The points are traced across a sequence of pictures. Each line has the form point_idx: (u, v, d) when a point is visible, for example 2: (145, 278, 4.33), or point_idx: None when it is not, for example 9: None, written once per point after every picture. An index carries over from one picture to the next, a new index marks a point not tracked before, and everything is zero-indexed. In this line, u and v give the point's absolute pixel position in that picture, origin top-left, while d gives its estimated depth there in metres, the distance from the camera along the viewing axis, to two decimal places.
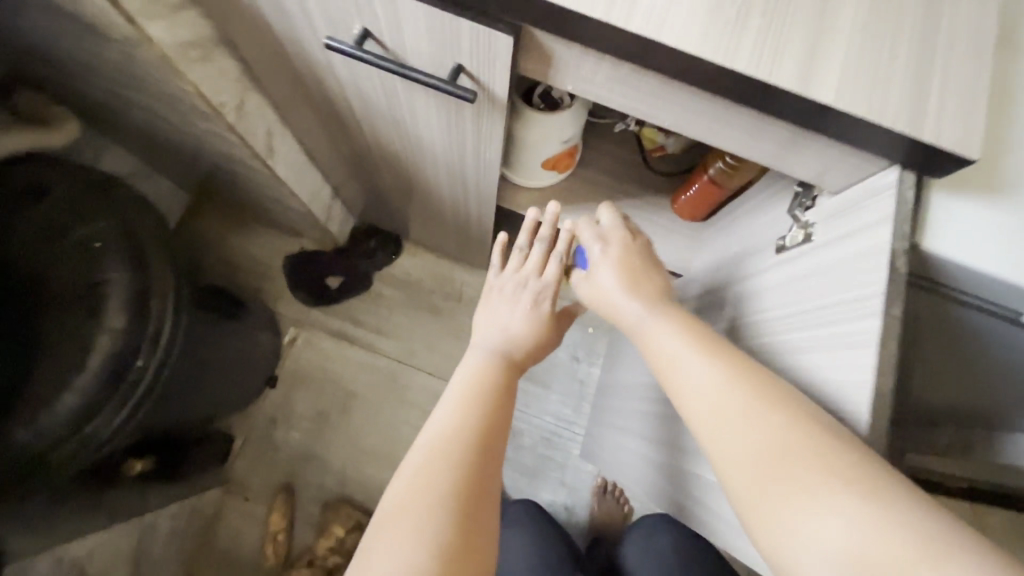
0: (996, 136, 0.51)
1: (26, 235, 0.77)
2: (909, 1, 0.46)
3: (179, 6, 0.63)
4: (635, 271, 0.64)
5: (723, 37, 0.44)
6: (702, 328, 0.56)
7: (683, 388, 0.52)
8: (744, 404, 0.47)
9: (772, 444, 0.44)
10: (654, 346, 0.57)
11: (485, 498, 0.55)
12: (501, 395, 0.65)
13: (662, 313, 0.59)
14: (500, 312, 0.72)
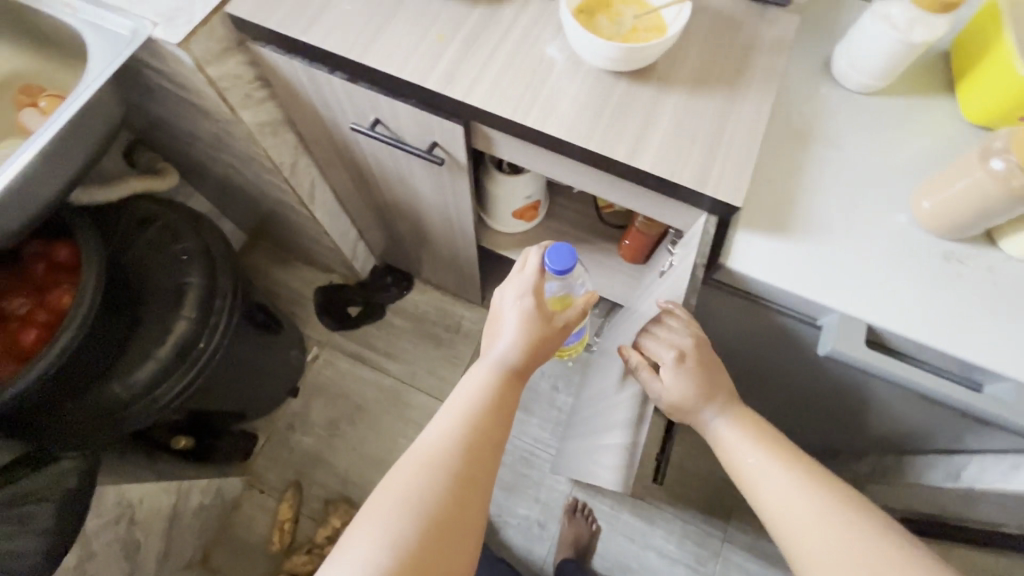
0: (781, 198, 0.76)
1: (134, 251, 1.07)
2: (707, 109, 0.73)
3: (262, 101, 0.96)
4: (707, 374, 0.75)
5: (584, 130, 0.71)
6: (770, 438, 0.72)
7: (760, 482, 0.69)
8: (813, 500, 0.64)
9: (838, 530, 0.60)
10: (732, 447, 0.73)
11: (472, 496, 0.66)
12: (502, 407, 0.72)
13: (732, 411, 0.75)
14: (499, 327, 0.77)
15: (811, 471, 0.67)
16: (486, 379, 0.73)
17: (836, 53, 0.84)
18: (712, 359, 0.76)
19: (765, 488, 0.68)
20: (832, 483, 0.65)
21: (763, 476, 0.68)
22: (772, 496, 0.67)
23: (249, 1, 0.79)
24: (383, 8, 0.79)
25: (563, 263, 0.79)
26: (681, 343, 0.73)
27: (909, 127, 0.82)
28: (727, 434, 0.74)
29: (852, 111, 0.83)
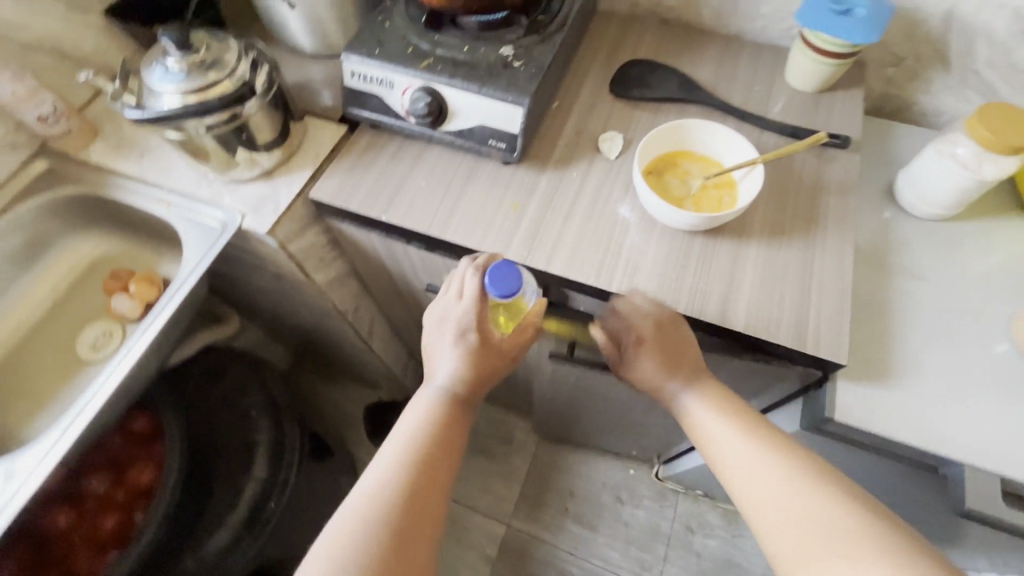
0: (875, 341, 0.75)
1: (204, 409, 1.08)
2: (789, 261, 0.73)
3: (332, 261, 0.99)
4: (667, 345, 0.69)
5: (670, 290, 0.71)
6: (732, 407, 0.68)
7: (725, 460, 0.64)
8: (774, 475, 0.60)
9: (809, 514, 0.56)
10: (700, 422, 0.69)
11: (415, 549, 0.58)
12: (447, 440, 0.67)
13: (698, 385, 0.70)
14: (438, 356, 0.71)
15: (775, 447, 0.63)
16: (424, 412, 0.67)
17: (900, 183, 0.86)
18: (675, 326, 0.68)
19: (725, 461, 0.64)
20: (793, 458, 0.61)
21: (731, 452, 0.64)
22: (737, 470, 0.63)
23: (329, 184, 0.84)
24: (457, 180, 0.83)
25: (508, 287, 0.66)
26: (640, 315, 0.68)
27: (989, 251, 0.82)
28: (697, 407, 0.69)
29: (925, 237, 0.84)
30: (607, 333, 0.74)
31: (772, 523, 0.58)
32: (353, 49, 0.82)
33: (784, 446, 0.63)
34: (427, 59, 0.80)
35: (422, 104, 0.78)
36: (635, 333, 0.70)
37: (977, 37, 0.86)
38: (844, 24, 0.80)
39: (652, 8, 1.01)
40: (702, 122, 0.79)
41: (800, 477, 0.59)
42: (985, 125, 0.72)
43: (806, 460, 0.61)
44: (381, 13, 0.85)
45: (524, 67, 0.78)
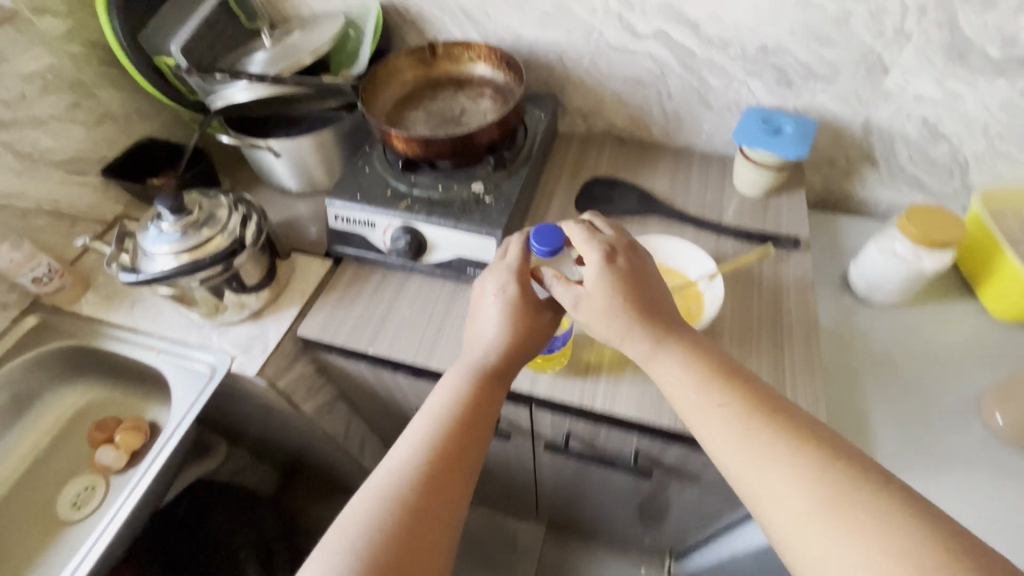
0: (856, 435, 0.77)
1: (189, 554, 1.04)
2: (762, 365, 0.76)
3: (320, 388, 1.00)
4: (626, 291, 0.66)
5: (650, 403, 0.74)
6: (718, 366, 0.63)
7: (708, 424, 0.59)
8: (762, 448, 0.55)
9: (801, 485, 0.52)
10: (680, 389, 0.63)
11: (435, 526, 0.57)
12: (480, 414, 0.65)
13: (675, 344, 0.65)
14: (480, 318, 0.71)
15: (760, 417, 0.58)
16: (460, 385, 0.66)
17: (851, 275, 0.92)
18: (638, 270, 0.69)
19: (707, 432, 0.59)
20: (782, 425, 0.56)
21: (718, 414, 0.59)
22: (721, 442, 0.58)
23: (317, 319, 0.87)
24: (439, 306, 0.87)
25: (553, 243, 0.70)
26: (596, 259, 0.68)
27: (947, 333, 0.87)
28: (675, 374, 0.63)
29: (884, 323, 0.89)
30: (563, 279, 0.68)
31: (761, 496, 0.54)
32: (336, 195, 0.88)
33: (774, 411, 0.58)
34: (405, 200, 0.87)
35: (403, 241, 0.84)
36: (594, 276, 0.67)
37: (895, 141, 0.97)
38: (772, 141, 0.90)
39: (606, 129, 1.12)
40: (663, 239, 0.86)
41: (788, 450, 0.54)
42: (913, 227, 0.81)
43: (804, 431, 0.56)
44: (360, 159, 0.93)
45: (494, 201, 0.85)
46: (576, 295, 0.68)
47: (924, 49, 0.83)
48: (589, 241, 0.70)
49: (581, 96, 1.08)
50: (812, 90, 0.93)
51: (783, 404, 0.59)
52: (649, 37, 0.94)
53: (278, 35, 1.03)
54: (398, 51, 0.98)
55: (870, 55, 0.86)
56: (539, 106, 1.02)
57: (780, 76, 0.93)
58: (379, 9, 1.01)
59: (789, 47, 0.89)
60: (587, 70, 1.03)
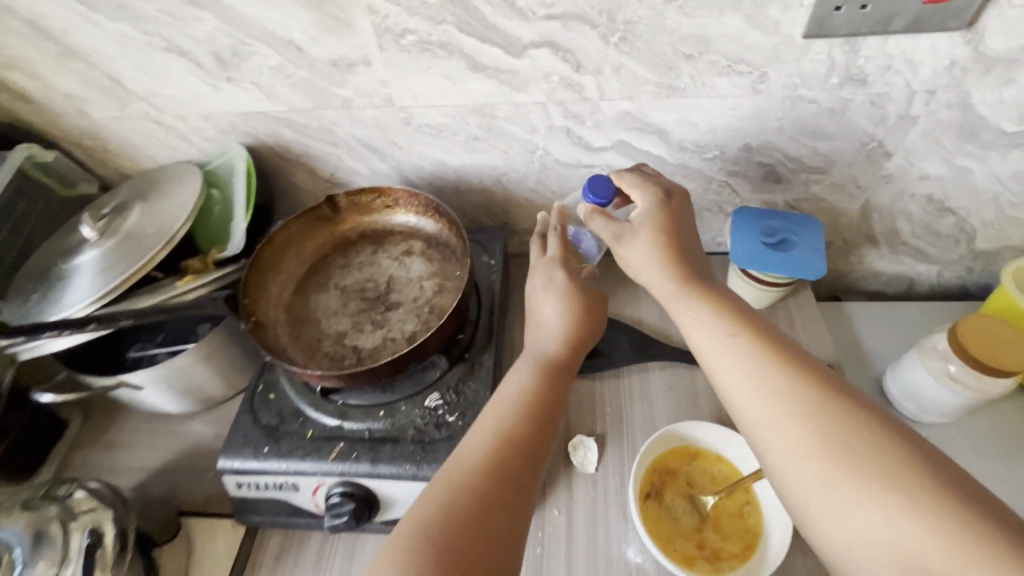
0: None
1: None
2: None
3: None
4: (669, 231, 0.60)
5: None
6: (735, 308, 0.54)
7: (722, 364, 0.50)
8: (776, 390, 0.47)
9: (820, 438, 0.43)
10: (693, 330, 0.54)
11: (489, 530, 0.48)
12: (542, 416, 0.57)
13: (702, 294, 0.55)
14: (534, 303, 0.66)
15: (783, 357, 0.49)
16: (527, 381, 0.59)
17: (893, 391, 0.77)
18: (681, 211, 0.62)
19: (722, 373, 0.50)
20: (806, 368, 0.48)
21: (730, 353, 0.50)
22: (733, 384, 0.49)
23: None
24: None
25: (603, 195, 0.65)
26: (646, 201, 0.62)
27: (1014, 446, 0.74)
28: (693, 322, 0.54)
29: (946, 445, 0.75)
30: (605, 216, 0.62)
31: (774, 451, 0.46)
32: (232, 454, 0.61)
33: (800, 354, 0.49)
34: (336, 443, 0.61)
35: (344, 513, 0.58)
36: (641, 216, 0.61)
37: (898, 219, 0.84)
38: (784, 258, 0.74)
39: None
40: (694, 422, 0.66)
41: (804, 394, 0.46)
42: (970, 347, 0.69)
43: (828, 383, 0.47)
44: (261, 381, 0.67)
45: (462, 422, 0.62)
46: (618, 230, 0.61)
47: (931, 132, 0.70)
48: (635, 185, 0.64)
49: (531, 216, 0.86)
50: (804, 182, 0.78)
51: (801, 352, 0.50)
52: (607, 149, 0.75)
53: (106, 214, 0.72)
54: (285, 217, 0.73)
55: (871, 141, 0.72)
56: (485, 248, 0.80)
57: (767, 172, 0.77)
58: (247, 159, 0.75)
59: (778, 143, 0.73)
60: (533, 190, 0.82)
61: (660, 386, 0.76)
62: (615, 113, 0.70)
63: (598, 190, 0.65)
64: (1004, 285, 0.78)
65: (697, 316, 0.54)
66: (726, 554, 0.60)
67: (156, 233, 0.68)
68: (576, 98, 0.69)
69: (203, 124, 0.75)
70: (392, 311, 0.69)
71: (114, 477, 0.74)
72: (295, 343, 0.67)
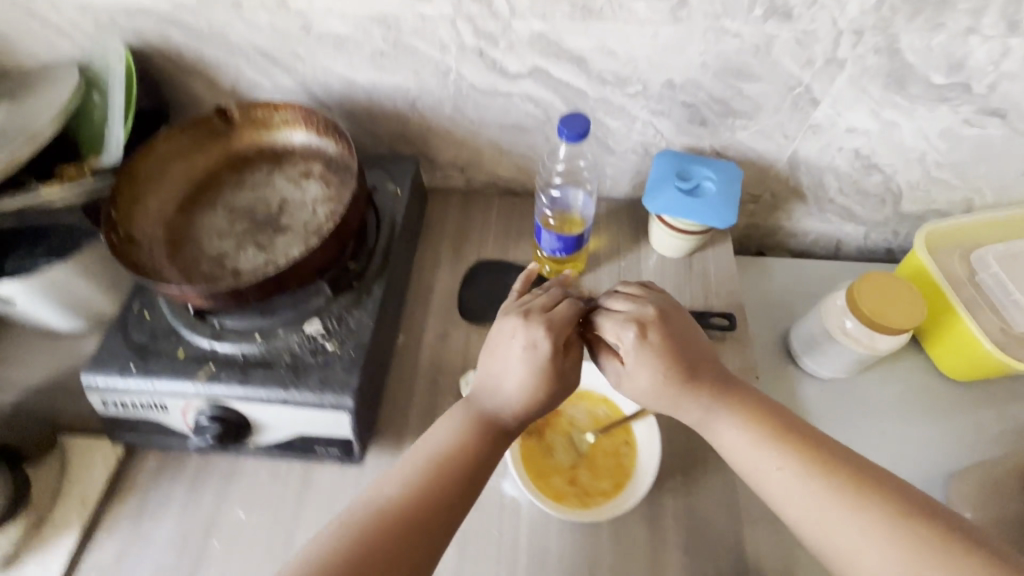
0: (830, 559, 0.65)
1: None
2: (717, 521, 0.62)
3: None
4: (672, 352, 0.55)
5: None
6: (764, 417, 0.54)
7: (777, 492, 0.51)
8: (831, 509, 0.48)
9: (887, 550, 0.45)
10: (734, 456, 0.54)
11: None
12: (465, 476, 0.52)
13: (729, 401, 0.55)
14: (496, 358, 0.56)
15: (833, 471, 0.49)
16: (454, 442, 0.53)
17: (795, 347, 0.78)
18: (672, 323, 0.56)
19: (776, 500, 0.51)
20: (853, 478, 0.49)
21: (775, 479, 0.51)
22: (789, 507, 0.50)
23: (105, 553, 0.60)
24: (287, 505, 0.62)
25: (578, 131, 0.59)
26: (646, 316, 0.56)
27: (902, 403, 0.76)
28: (728, 438, 0.54)
29: (838, 400, 0.76)
30: (613, 321, 0.56)
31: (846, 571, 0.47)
32: (96, 371, 0.59)
33: (839, 458, 0.50)
34: (206, 365, 0.59)
35: (210, 434, 0.58)
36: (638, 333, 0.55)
37: (825, 174, 0.81)
38: (682, 206, 0.72)
39: (489, 182, 0.87)
40: None
41: (868, 513, 0.47)
42: (862, 303, 0.69)
43: (872, 479, 0.49)
44: (137, 299, 0.64)
45: (340, 350, 0.60)
46: (624, 344, 0.55)
47: (858, 78, 0.68)
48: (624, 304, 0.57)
49: (450, 148, 0.82)
50: (731, 127, 0.75)
51: (837, 447, 0.52)
52: (524, 76, 0.71)
53: None
54: (163, 130, 0.66)
55: (798, 85, 0.69)
56: (394, 177, 0.76)
57: (691, 114, 0.74)
58: (127, 58, 0.68)
59: (700, 81, 0.70)
60: (450, 119, 0.78)
61: None
62: (529, 34, 0.66)
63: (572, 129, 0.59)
64: (914, 249, 0.79)
65: (727, 430, 0.54)
66: (596, 490, 0.61)
67: (18, 130, 0.62)
68: (486, 13, 0.65)
69: (79, 16, 0.68)
70: (280, 234, 0.66)
71: None
72: (172, 262, 0.63)
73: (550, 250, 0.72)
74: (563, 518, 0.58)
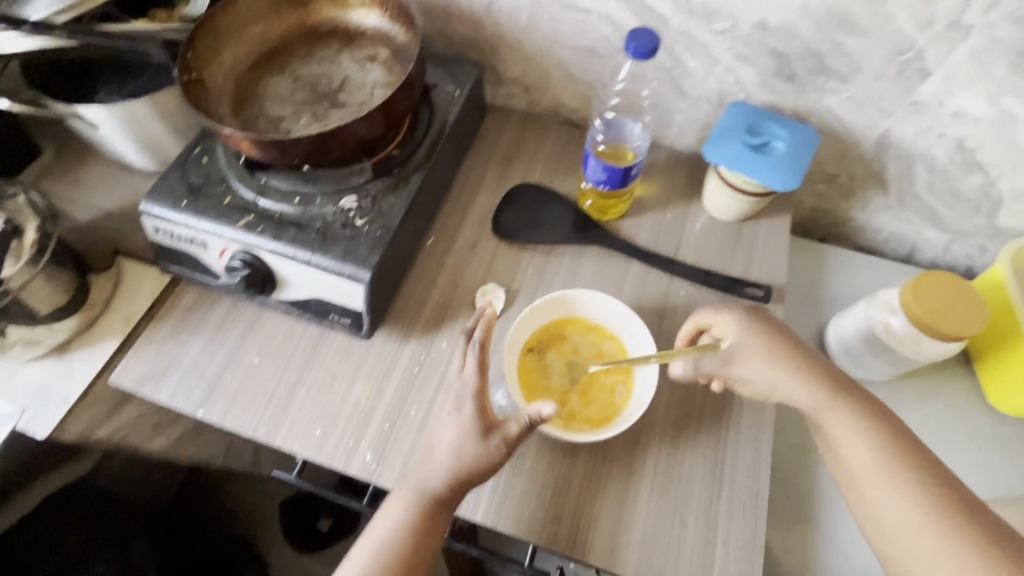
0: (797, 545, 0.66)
1: None
2: (696, 478, 0.61)
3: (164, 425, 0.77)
4: (802, 354, 0.58)
5: (540, 523, 0.59)
6: (890, 430, 0.53)
7: (883, 503, 0.51)
8: (941, 537, 0.48)
9: None
10: (847, 452, 0.54)
11: None
12: (418, 553, 0.55)
13: (854, 404, 0.55)
14: (433, 429, 0.59)
15: (947, 506, 0.49)
16: (402, 525, 0.55)
17: (830, 339, 0.73)
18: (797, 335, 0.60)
19: (885, 508, 0.50)
20: (969, 518, 0.48)
21: (888, 492, 0.51)
22: (896, 521, 0.50)
23: (138, 363, 0.67)
24: (296, 362, 0.67)
25: (647, 48, 0.58)
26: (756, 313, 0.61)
27: (934, 424, 0.71)
28: (846, 437, 0.54)
29: None
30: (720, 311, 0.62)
31: None
32: (153, 200, 0.64)
33: (956, 494, 0.50)
34: (246, 215, 0.63)
35: (239, 276, 0.62)
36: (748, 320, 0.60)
37: (916, 164, 0.73)
38: (743, 160, 0.67)
39: (551, 108, 0.85)
40: (595, 294, 0.67)
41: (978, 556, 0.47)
42: (917, 306, 0.62)
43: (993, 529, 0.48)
44: (198, 145, 0.68)
45: (368, 228, 0.62)
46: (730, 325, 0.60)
47: (980, 52, 0.60)
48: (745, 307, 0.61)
49: (518, 63, 0.80)
50: (819, 88, 0.69)
51: (959, 483, 0.51)
52: None
53: None
54: None
55: (908, 50, 0.62)
56: (454, 79, 0.75)
57: (779, 65, 0.68)
58: None
59: (797, 27, 0.64)
60: (524, 31, 0.75)
61: (591, 266, 0.74)
62: None
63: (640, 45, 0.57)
64: (997, 265, 0.71)
65: (844, 433, 0.54)
66: (581, 417, 0.62)
67: None
68: None
69: None
70: (335, 109, 0.67)
71: (69, 206, 0.77)
72: (234, 117, 0.67)
73: (594, 181, 0.70)
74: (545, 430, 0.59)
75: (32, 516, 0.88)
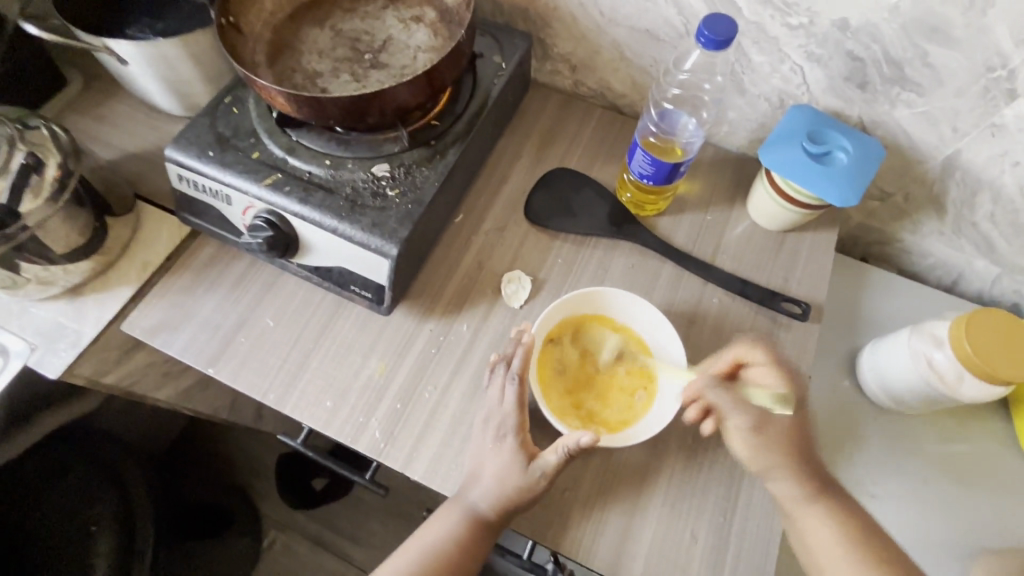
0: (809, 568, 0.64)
1: (28, 533, 0.83)
2: (712, 495, 0.59)
3: (174, 375, 0.76)
4: (796, 447, 0.57)
5: (546, 521, 0.57)
6: (857, 523, 0.56)
7: None
8: None
9: None
10: (809, 540, 0.55)
11: None
12: (461, 565, 0.57)
13: (822, 497, 0.56)
14: (475, 448, 0.58)
15: None
16: (451, 539, 0.57)
17: (862, 365, 0.71)
18: (805, 425, 0.58)
19: None
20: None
21: None
22: None
23: (152, 312, 0.66)
24: (312, 330, 0.65)
25: (722, 36, 0.54)
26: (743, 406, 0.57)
27: (960, 466, 0.68)
28: (811, 526, 0.55)
29: (888, 434, 0.69)
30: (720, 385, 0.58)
31: None
32: (179, 147, 0.62)
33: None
34: (274, 173, 0.60)
35: (261, 236, 0.59)
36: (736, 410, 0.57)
37: (982, 191, 0.69)
38: (800, 170, 0.63)
39: (598, 90, 0.81)
40: (627, 294, 0.65)
41: None
42: (971, 336, 0.59)
43: None
44: (230, 93, 0.65)
45: (398, 200, 0.60)
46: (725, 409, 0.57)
47: None
48: (779, 378, 0.58)
49: (570, 39, 0.75)
50: (891, 99, 0.64)
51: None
52: None
53: None
54: None
55: (998, 67, 0.57)
56: (501, 50, 0.71)
57: (852, 69, 0.63)
58: None
59: (881, 30, 0.59)
60: (580, 4, 0.71)
61: (623, 262, 0.71)
62: None
63: (716, 32, 0.54)
64: None
65: (797, 519, 0.56)
66: (600, 420, 0.61)
67: None
68: None
69: None
70: (374, 70, 0.64)
71: (94, 144, 0.75)
72: (269, 67, 0.63)
73: (638, 173, 0.67)
74: (561, 430, 0.58)
75: (39, 451, 0.89)
